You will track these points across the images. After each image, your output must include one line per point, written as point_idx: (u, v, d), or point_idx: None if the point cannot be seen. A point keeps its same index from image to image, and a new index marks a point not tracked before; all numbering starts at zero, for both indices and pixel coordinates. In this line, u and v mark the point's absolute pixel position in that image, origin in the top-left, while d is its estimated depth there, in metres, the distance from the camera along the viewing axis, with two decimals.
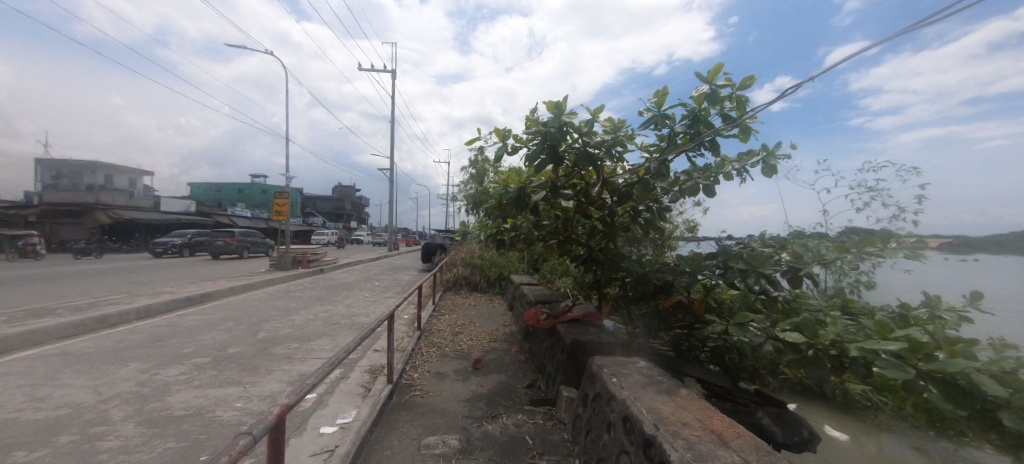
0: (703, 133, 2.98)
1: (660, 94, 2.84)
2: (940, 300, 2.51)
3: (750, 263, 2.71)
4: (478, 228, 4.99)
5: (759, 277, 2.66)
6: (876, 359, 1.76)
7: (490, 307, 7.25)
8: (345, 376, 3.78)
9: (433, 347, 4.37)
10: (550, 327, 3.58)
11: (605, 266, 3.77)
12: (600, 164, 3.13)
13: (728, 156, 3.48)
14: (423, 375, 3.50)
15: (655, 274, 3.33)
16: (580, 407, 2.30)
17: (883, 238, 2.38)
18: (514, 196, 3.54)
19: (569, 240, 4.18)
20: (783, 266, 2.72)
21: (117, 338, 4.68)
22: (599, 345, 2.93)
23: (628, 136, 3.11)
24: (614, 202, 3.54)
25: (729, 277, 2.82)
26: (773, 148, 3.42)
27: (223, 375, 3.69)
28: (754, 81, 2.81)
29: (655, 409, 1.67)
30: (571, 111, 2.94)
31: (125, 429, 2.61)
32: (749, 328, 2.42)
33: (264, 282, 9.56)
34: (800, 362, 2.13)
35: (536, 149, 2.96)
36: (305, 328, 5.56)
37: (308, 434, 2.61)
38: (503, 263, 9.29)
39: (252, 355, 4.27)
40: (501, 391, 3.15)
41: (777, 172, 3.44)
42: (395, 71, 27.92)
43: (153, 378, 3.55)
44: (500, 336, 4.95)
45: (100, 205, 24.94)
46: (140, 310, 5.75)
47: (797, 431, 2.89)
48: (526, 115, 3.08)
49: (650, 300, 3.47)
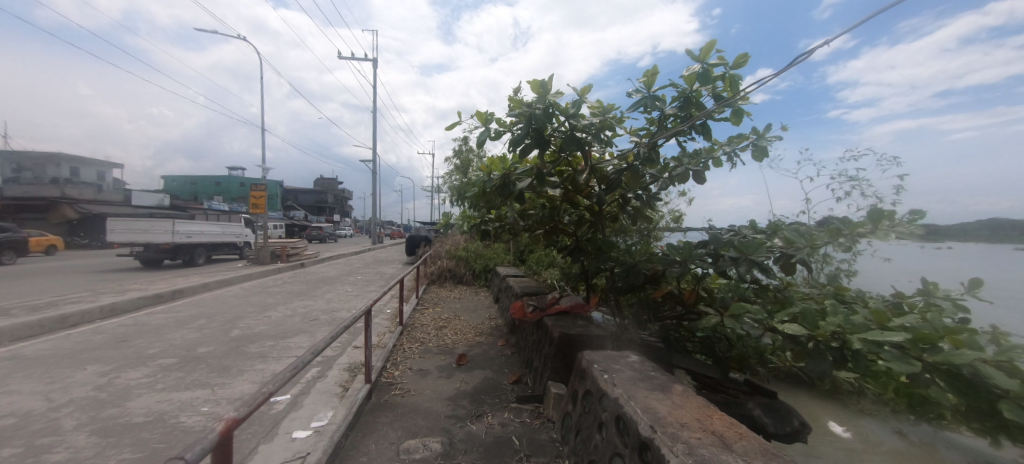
0: (696, 116, 2.85)
1: (651, 75, 2.65)
2: (937, 288, 2.57)
3: (741, 251, 2.64)
4: (461, 219, 4.80)
5: (751, 265, 2.58)
6: (879, 351, 1.69)
7: (477, 300, 7.11)
8: (323, 375, 3.60)
9: (416, 342, 4.22)
10: (536, 321, 3.46)
11: (593, 256, 3.64)
12: (588, 148, 2.95)
13: (718, 140, 3.39)
14: (404, 372, 3.34)
15: (645, 264, 3.18)
16: (569, 405, 2.20)
17: (876, 218, 2.28)
18: (497, 183, 3.36)
19: (556, 229, 4.00)
20: (776, 253, 2.66)
21: (78, 339, 4.36)
22: (587, 338, 2.81)
23: (618, 120, 2.96)
24: (603, 190, 3.42)
25: (721, 265, 2.73)
26: (764, 130, 3.34)
27: (191, 377, 3.45)
28: (749, 60, 2.67)
29: (651, 408, 1.57)
30: (557, 93, 2.77)
31: (75, 440, 2.38)
32: (745, 320, 2.26)
33: (240, 277, 9.15)
34: (801, 355, 2.05)
35: (520, 133, 2.79)
36: (283, 324, 5.31)
37: (280, 439, 2.44)
38: (489, 255, 9.17)
39: (223, 354, 4.03)
40: (487, 388, 3.01)
41: (767, 156, 3.36)
42: (377, 60, 27.48)
43: (112, 382, 3.27)
44: (486, 329, 4.85)
45: (66, 197, 23.56)
46: (104, 309, 5.37)
47: (788, 422, 2.96)
48: (508, 97, 2.88)
49: (639, 291, 3.37)
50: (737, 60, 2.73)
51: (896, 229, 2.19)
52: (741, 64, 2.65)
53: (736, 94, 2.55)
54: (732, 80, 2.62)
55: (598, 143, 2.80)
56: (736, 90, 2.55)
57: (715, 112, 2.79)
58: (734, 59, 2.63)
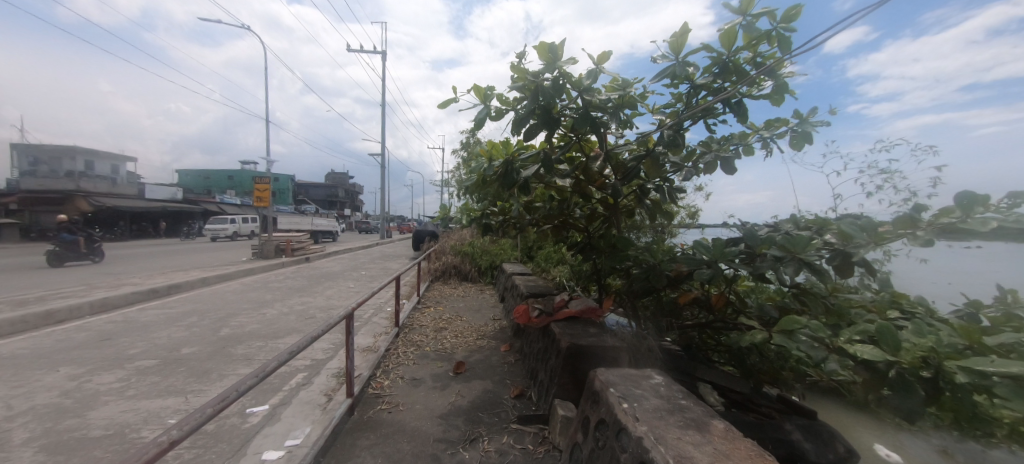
0: (733, 86, 2.38)
1: (680, 35, 2.17)
2: (1019, 296, 2.12)
3: (787, 249, 2.13)
4: (461, 213, 4.42)
5: (800, 266, 2.07)
6: (996, 387, 1.24)
7: (481, 299, 6.78)
8: (308, 382, 3.30)
9: (411, 346, 3.90)
10: (543, 326, 3.09)
11: (607, 254, 3.22)
12: (604, 129, 2.51)
13: (753, 124, 2.93)
14: (395, 381, 3.01)
15: (668, 265, 2.74)
16: (579, 435, 1.82)
17: (966, 207, 1.69)
18: (499, 172, 2.96)
19: (565, 224, 3.60)
20: (827, 251, 2.13)
21: (60, 337, 4.16)
22: (601, 350, 2.42)
23: (639, 95, 2.52)
24: (618, 181, 3.02)
25: (757, 266, 2.27)
26: (808, 113, 2.86)
27: (166, 382, 3.19)
28: (800, 12, 2.18)
29: (689, 458, 1.17)
30: (567, 60, 2.36)
31: (18, 458, 2.10)
32: (800, 337, 1.76)
33: (242, 272, 8.99)
34: (878, 384, 1.58)
35: (524, 111, 2.40)
36: (276, 323, 5.06)
37: (246, 461, 2.11)
38: (495, 251, 8.80)
39: (206, 356, 3.77)
40: (484, 403, 2.66)
41: (811, 142, 2.88)
42: (385, 53, 27.18)
43: (80, 387, 3.02)
44: (489, 332, 4.52)
45: (81, 191, 23.89)
46: (93, 305, 5.18)
47: (832, 448, 2.53)
48: (510, 67, 2.47)
49: (659, 295, 2.95)
50: (786, 13, 2.23)
51: (996, 218, 1.60)
52: (790, 19, 2.17)
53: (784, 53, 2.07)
54: (781, 38, 2.14)
55: (616, 121, 2.38)
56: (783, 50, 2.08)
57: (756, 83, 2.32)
58: (782, 14, 2.14)
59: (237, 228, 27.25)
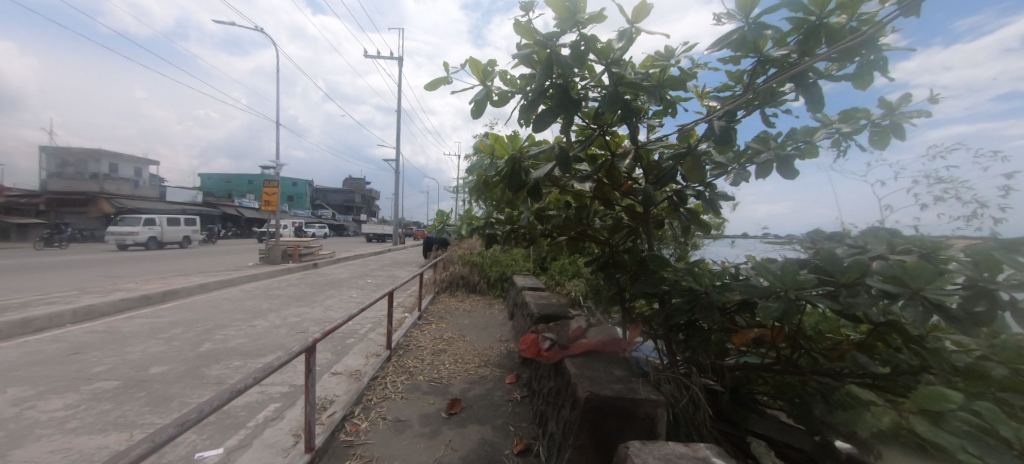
0: (814, 60, 1.79)
1: None
2: None
3: (903, 283, 1.51)
4: (463, 221, 3.92)
5: (926, 309, 1.46)
6: None
7: (489, 315, 6.27)
8: (280, 416, 2.83)
9: (402, 373, 3.40)
10: (554, 361, 2.54)
11: (634, 275, 2.64)
12: (637, 118, 1.96)
13: (824, 116, 2.33)
14: (375, 424, 2.50)
15: (717, 292, 2.13)
16: None
17: None
18: (504, 172, 2.44)
19: (583, 235, 3.04)
20: (961, 287, 1.51)
21: (29, 348, 3.84)
22: (630, 405, 1.84)
23: (684, 73, 1.98)
24: (651, 185, 2.45)
25: (847, 302, 1.66)
26: (900, 102, 2.23)
27: (118, 411, 2.75)
28: None
29: None
30: (590, 18, 1.83)
31: None
32: (949, 421, 1.16)
33: (244, 278, 8.73)
34: None
35: (536, 90, 1.88)
36: (264, 338, 4.66)
37: None
38: (506, 262, 8.32)
39: (175, 378, 3.35)
40: (480, 462, 2.12)
41: (901, 139, 2.26)
42: (400, 60, 27.55)
43: (19, 415, 2.60)
44: (494, 356, 4.00)
45: (107, 194, 24.71)
46: (77, 312, 4.89)
47: None
48: (517, 30, 1.96)
49: (700, 328, 2.35)
50: None
51: None
52: None
53: (906, 7, 1.49)
54: None
55: (656, 104, 1.84)
56: (905, 4, 1.50)
57: (847, 56, 1.75)
58: None
59: (146, 231, 20.47)
